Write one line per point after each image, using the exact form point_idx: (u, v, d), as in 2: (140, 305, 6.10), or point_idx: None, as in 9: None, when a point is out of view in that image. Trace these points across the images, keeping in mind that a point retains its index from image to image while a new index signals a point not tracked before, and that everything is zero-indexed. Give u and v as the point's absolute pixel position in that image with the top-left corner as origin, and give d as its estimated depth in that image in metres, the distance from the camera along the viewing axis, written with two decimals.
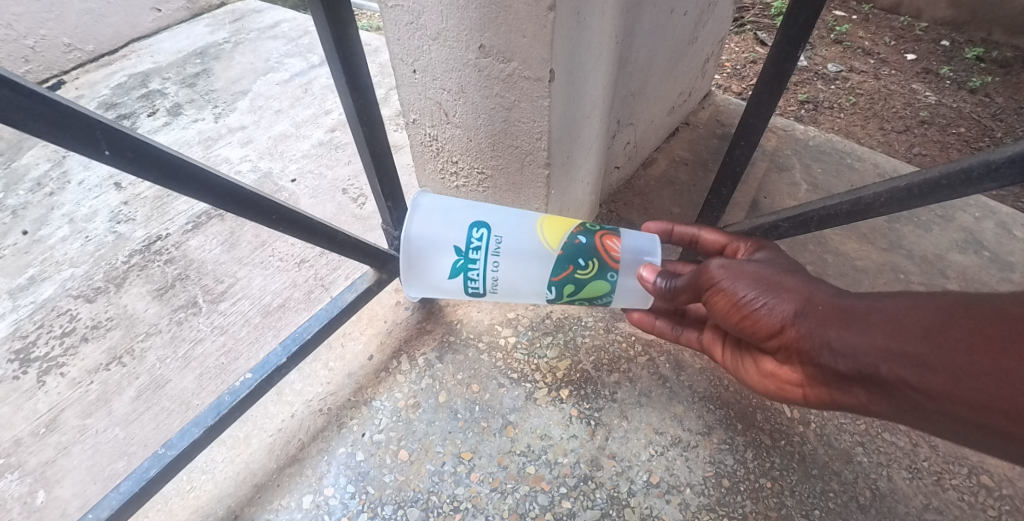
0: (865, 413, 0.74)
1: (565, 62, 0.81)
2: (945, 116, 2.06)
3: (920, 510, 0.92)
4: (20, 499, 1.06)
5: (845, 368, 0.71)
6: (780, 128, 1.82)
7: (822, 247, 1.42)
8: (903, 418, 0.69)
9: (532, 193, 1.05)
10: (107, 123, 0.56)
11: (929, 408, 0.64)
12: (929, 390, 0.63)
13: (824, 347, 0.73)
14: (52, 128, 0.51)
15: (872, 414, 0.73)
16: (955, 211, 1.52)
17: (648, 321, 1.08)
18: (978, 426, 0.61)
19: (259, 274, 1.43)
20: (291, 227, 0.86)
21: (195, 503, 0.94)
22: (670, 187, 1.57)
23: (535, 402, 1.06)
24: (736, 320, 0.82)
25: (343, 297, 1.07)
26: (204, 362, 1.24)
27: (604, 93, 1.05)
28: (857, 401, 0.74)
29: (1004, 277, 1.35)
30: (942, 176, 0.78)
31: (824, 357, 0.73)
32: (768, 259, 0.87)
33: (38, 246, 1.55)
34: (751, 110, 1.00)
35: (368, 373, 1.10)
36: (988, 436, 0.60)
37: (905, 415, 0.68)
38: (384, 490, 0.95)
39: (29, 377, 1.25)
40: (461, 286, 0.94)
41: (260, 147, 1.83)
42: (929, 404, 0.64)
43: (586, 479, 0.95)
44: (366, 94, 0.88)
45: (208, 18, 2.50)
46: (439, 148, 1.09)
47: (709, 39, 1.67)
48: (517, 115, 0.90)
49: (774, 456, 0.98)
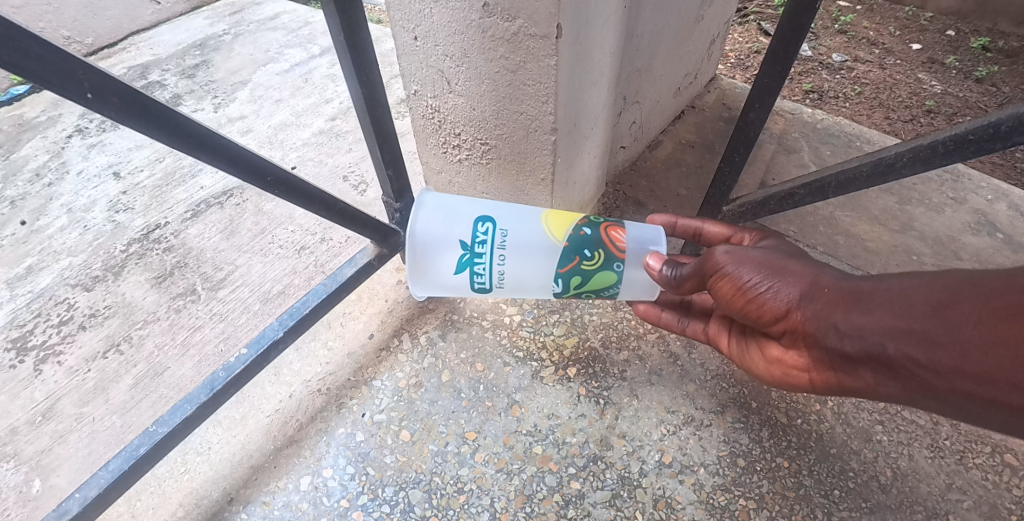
0: (874, 397, 0.71)
1: (571, 17, 0.77)
2: (952, 104, 2.02)
3: (942, 490, 0.88)
4: (15, 488, 1.03)
5: (851, 349, 0.68)
6: (786, 111, 1.78)
7: (833, 229, 1.39)
8: (912, 400, 0.66)
9: (537, 163, 1.01)
10: (91, 65, 0.52)
11: (938, 386, 0.61)
12: (936, 367, 0.60)
13: (830, 328, 0.70)
14: (31, 63, 0.47)
15: (882, 397, 0.70)
16: (967, 193, 1.48)
17: (654, 313, 1.02)
18: (987, 402, 0.57)
19: (258, 261, 1.40)
20: (288, 192, 0.83)
21: (189, 486, 0.91)
22: (676, 168, 1.54)
23: (541, 381, 1.02)
24: (741, 306, 0.78)
25: (342, 272, 1.04)
26: (204, 349, 1.22)
27: (611, 59, 1.02)
28: (865, 384, 0.70)
29: (1019, 259, 1.31)
30: (970, 131, 0.74)
31: (831, 339, 0.70)
32: (775, 246, 0.84)
33: (36, 236, 1.52)
34: (765, 68, 0.95)
35: (368, 353, 1.07)
36: (999, 411, 0.57)
37: (914, 396, 0.65)
38: (385, 471, 0.91)
39: (26, 366, 1.22)
40: (467, 281, 0.91)
41: (261, 136, 1.80)
42: (938, 381, 0.60)
43: (597, 459, 0.92)
44: (364, 52, 0.82)
45: (208, 10, 2.47)
46: (441, 120, 1.06)
47: (716, 20, 1.64)
48: (523, 77, 0.86)
49: (791, 435, 0.94)
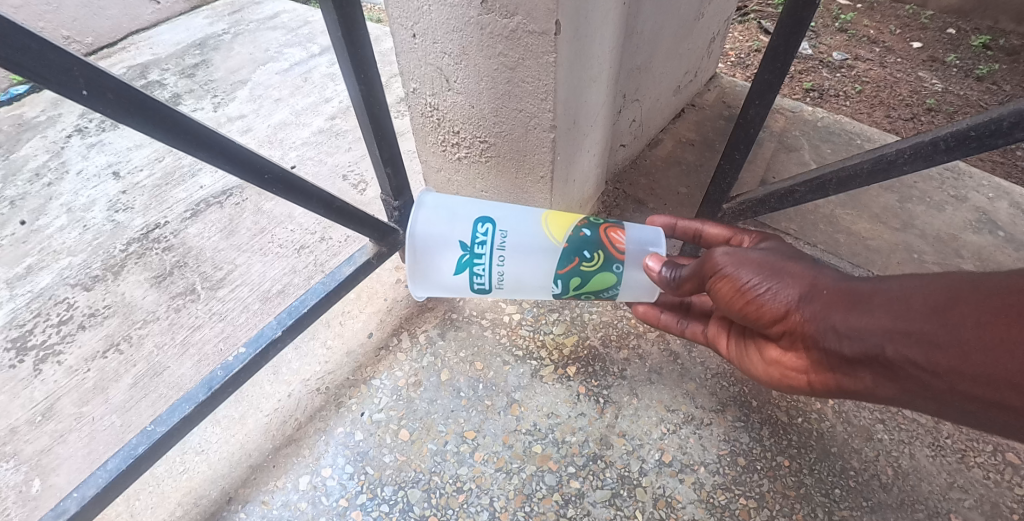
0: (872, 398, 0.70)
1: (570, 13, 0.77)
2: (953, 102, 2.01)
3: (943, 489, 0.88)
4: (15, 488, 1.03)
5: (849, 351, 0.68)
6: (787, 109, 1.78)
7: (833, 227, 1.38)
8: (911, 401, 0.65)
9: (536, 161, 1.00)
10: (87, 62, 0.52)
11: (936, 388, 0.60)
12: (934, 368, 0.59)
13: (829, 330, 0.69)
14: (26, 58, 0.47)
15: (881, 399, 0.69)
16: (968, 191, 1.47)
17: (654, 314, 1.02)
18: (985, 404, 0.57)
19: (258, 260, 1.40)
20: (286, 190, 0.83)
21: (188, 485, 0.91)
22: (676, 167, 1.53)
23: (541, 380, 1.02)
24: (740, 306, 0.77)
25: (342, 270, 1.03)
26: (203, 348, 1.22)
27: (611, 56, 1.01)
28: (863, 386, 0.69)
29: (1020, 257, 1.31)
30: (971, 128, 0.74)
31: (829, 341, 0.70)
32: (774, 247, 0.83)
33: (35, 236, 1.51)
34: (765, 64, 0.94)
35: (367, 352, 1.07)
36: (997, 413, 0.57)
37: (913, 397, 0.64)
38: (384, 471, 0.91)
39: (26, 366, 1.22)
40: (467, 282, 0.91)
41: (260, 135, 1.80)
42: (936, 383, 0.60)
43: (596, 458, 0.92)
44: (363, 50, 0.82)
45: (208, 10, 2.46)
46: (440, 119, 1.05)
47: (715, 18, 1.63)
48: (521, 74, 0.86)
49: (792, 434, 0.94)
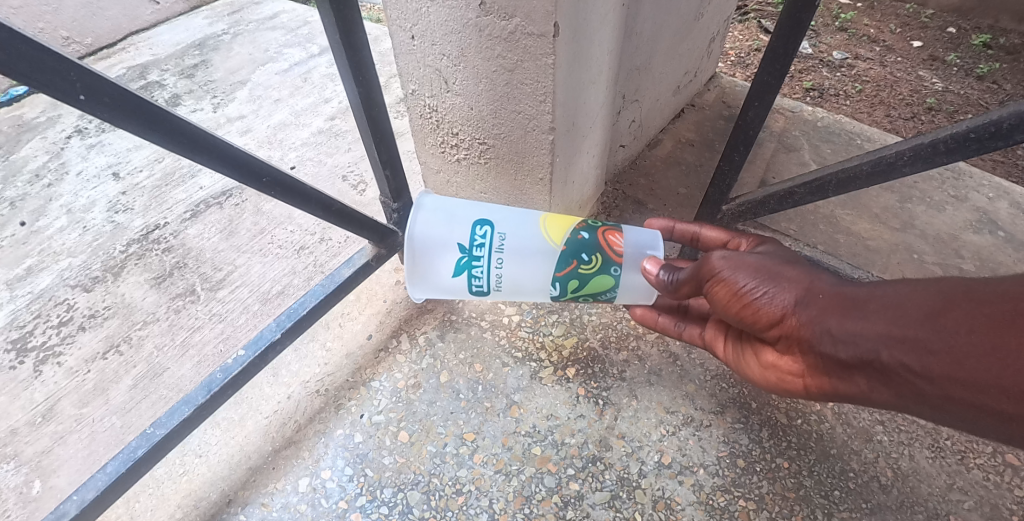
0: (868, 404, 0.70)
1: (569, 15, 0.76)
2: (954, 102, 2.01)
3: (943, 491, 0.88)
4: (15, 489, 1.03)
5: (844, 356, 0.68)
6: (787, 109, 1.78)
7: (833, 228, 1.38)
8: (905, 407, 0.65)
9: (535, 163, 1.00)
10: (84, 67, 0.52)
11: (930, 394, 0.60)
12: (928, 374, 0.59)
13: (824, 334, 0.69)
14: (23, 63, 0.47)
15: (876, 404, 0.69)
16: (968, 191, 1.47)
17: (651, 317, 1.01)
18: (978, 411, 0.57)
19: (258, 261, 1.40)
20: (284, 193, 0.83)
21: (189, 487, 0.91)
22: (676, 167, 1.53)
23: (540, 381, 1.02)
24: (737, 310, 0.78)
25: (341, 272, 1.03)
26: (203, 349, 1.22)
27: (610, 57, 1.01)
28: (858, 390, 0.69)
29: (1020, 257, 1.31)
30: (971, 130, 0.73)
31: (825, 345, 0.70)
32: (771, 251, 0.83)
33: (35, 237, 1.51)
34: (764, 65, 0.94)
35: (367, 353, 1.07)
36: (990, 420, 0.56)
37: (907, 403, 0.64)
38: (384, 472, 0.91)
39: (26, 367, 1.22)
40: (465, 284, 0.90)
41: (260, 136, 1.80)
42: (930, 389, 0.60)
43: (595, 459, 0.92)
44: (361, 52, 0.81)
45: (207, 10, 2.46)
46: (439, 120, 1.05)
47: (715, 18, 1.63)
48: (520, 76, 0.85)
49: (791, 435, 0.94)
